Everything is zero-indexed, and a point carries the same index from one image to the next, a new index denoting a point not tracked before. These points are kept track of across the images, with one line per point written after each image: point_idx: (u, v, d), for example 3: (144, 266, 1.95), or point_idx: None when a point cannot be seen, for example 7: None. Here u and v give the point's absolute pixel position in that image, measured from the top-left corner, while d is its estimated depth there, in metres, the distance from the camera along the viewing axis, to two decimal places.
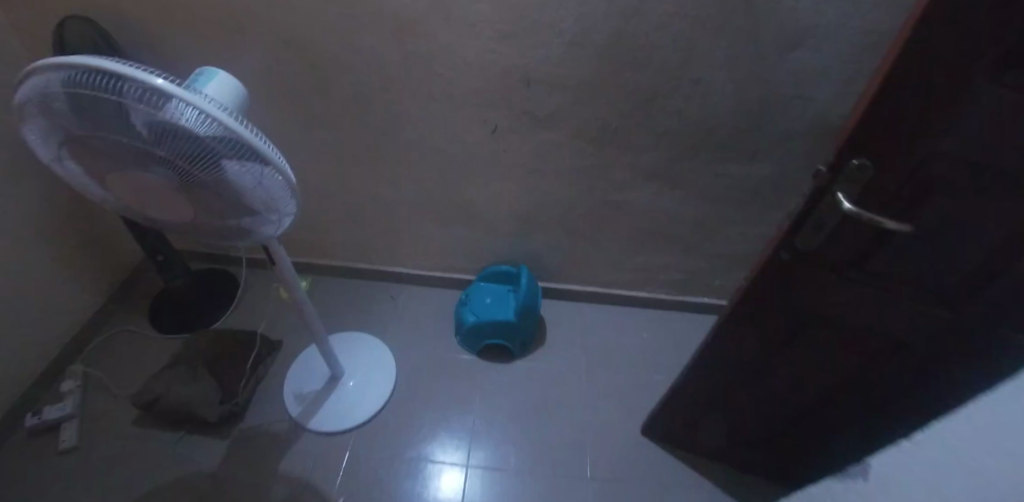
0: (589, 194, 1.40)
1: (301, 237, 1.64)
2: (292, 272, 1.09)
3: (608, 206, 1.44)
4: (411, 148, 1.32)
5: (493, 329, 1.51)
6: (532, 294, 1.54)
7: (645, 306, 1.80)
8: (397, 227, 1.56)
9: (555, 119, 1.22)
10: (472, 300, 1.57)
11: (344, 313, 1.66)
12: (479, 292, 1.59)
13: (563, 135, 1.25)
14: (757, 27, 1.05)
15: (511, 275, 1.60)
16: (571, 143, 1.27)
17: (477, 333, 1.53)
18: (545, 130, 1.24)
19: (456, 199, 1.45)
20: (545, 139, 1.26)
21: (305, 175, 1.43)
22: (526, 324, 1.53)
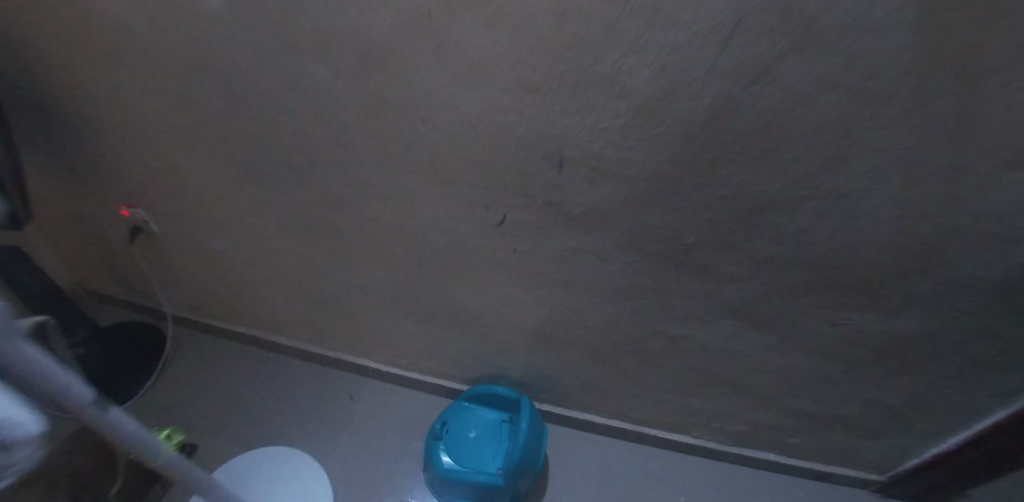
0: (633, 321, 0.95)
1: (246, 306, 1.26)
2: (152, 435, 0.71)
3: (659, 338, 0.98)
4: (383, 224, 0.92)
5: (476, 485, 1.08)
6: (533, 438, 1.11)
7: (686, 454, 1.34)
8: (363, 314, 1.15)
9: (594, 219, 0.77)
10: (451, 433, 1.15)
11: (285, 411, 1.26)
12: (462, 420, 1.16)
13: (604, 241, 0.80)
14: (981, 124, 0.58)
15: (506, 401, 1.18)
16: (616, 254, 0.82)
17: (454, 486, 1.10)
18: (579, 231, 0.80)
19: (443, 296, 1.02)
20: (578, 243, 0.82)
21: (248, 235, 1.06)
22: (521, 481, 1.09)
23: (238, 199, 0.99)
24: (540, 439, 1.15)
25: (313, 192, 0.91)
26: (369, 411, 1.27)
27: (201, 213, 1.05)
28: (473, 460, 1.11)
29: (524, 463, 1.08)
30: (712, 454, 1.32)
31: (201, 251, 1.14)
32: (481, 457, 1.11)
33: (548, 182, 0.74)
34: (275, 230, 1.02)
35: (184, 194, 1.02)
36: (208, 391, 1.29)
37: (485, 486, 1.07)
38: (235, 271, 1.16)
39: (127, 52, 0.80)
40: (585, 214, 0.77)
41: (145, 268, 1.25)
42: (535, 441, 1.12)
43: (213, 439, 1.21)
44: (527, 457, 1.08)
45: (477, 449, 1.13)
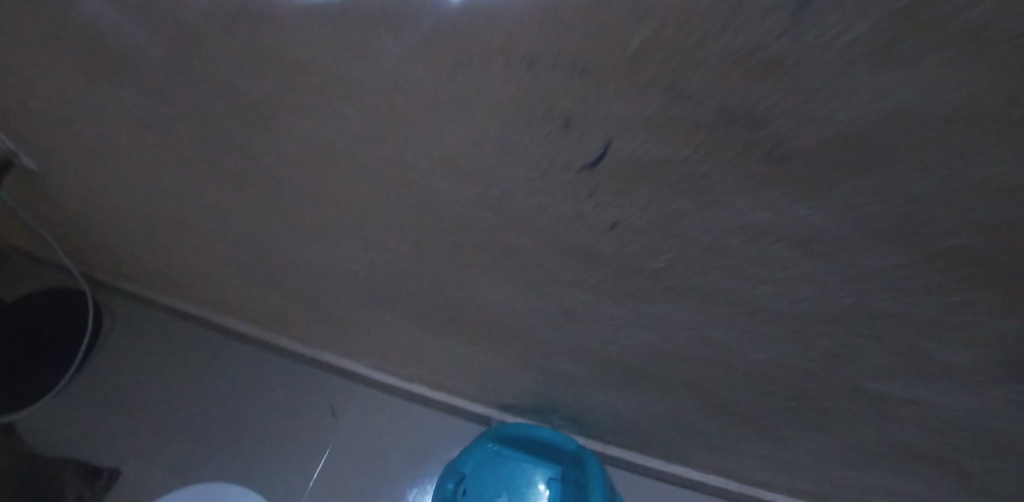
0: (825, 379, 0.49)
1: (190, 278, 0.88)
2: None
3: (864, 408, 0.52)
4: (345, 164, 0.47)
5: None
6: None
7: None
8: (344, 304, 0.74)
9: (852, 169, 0.29)
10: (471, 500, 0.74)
11: (239, 426, 0.89)
12: (488, 477, 0.75)
13: (848, 226, 0.33)
14: None
15: (559, 451, 0.75)
16: (864, 255, 0.35)
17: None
18: (791, 201, 0.32)
19: (462, 298, 0.59)
20: (774, 231, 0.35)
21: (152, 173, 0.65)
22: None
23: (114, 111, 0.57)
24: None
25: (213, 93, 0.47)
26: (356, 439, 0.88)
27: (77, 138, 0.65)
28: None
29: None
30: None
31: (105, 197, 0.75)
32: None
33: (750, 57, 0.25)
34: (185, 164, 0.60)
35: (38, 105, 0.61)
36: (144, 394, 0.93)
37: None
38: (158, 228, 0.77)
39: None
40: (834, 154, 0.29)
41: (47, 221, 0.88)
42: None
43: (143, 466, 0.85)
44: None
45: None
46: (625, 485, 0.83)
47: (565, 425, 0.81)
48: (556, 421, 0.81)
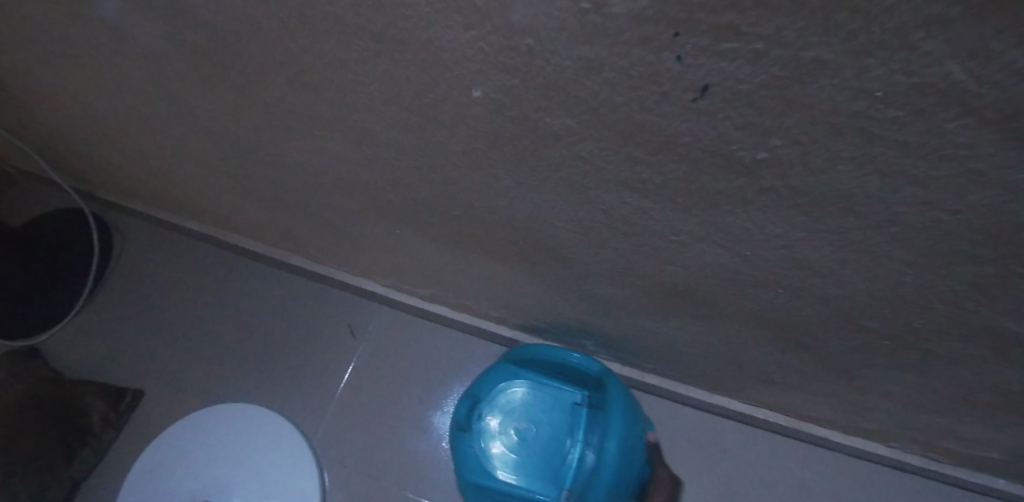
0: (951, 315, 0.37)
1: (184, 191, 0.79)
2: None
3: (989, 352, 0.41)
4: (317, 25, 0.34)
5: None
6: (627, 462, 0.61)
7: None
8: (352, 216, 0.64)
9: None
10: (486, 428, 0.67)
11: (254, 345, 0.85)
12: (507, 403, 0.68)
13: None
14: None
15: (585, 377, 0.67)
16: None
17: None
18: (1012, 42, 0.19)
19: (485, 210, 0.48)
20: (965, 96, 0.22)
21: (109, 61, 0.53)
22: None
23: None
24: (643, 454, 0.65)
25: None
26: (374, 359, 0.83)
27: (15, 20, 0.53)
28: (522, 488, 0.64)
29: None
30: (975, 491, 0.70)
31: (74, 98, 0.64)
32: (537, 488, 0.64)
33: None
34: (138, 44, 0.48)
35: None
36: (156, 312, 0.89)
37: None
38: (141, 134, 0.67)
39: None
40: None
41: (25, 130, 0.78)
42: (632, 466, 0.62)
43: (160, 383, 0.83)
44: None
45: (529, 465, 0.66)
46: (663, 413, 0.76)
47: (599, 352, 0.73)
48: (590, 348, 0.73)
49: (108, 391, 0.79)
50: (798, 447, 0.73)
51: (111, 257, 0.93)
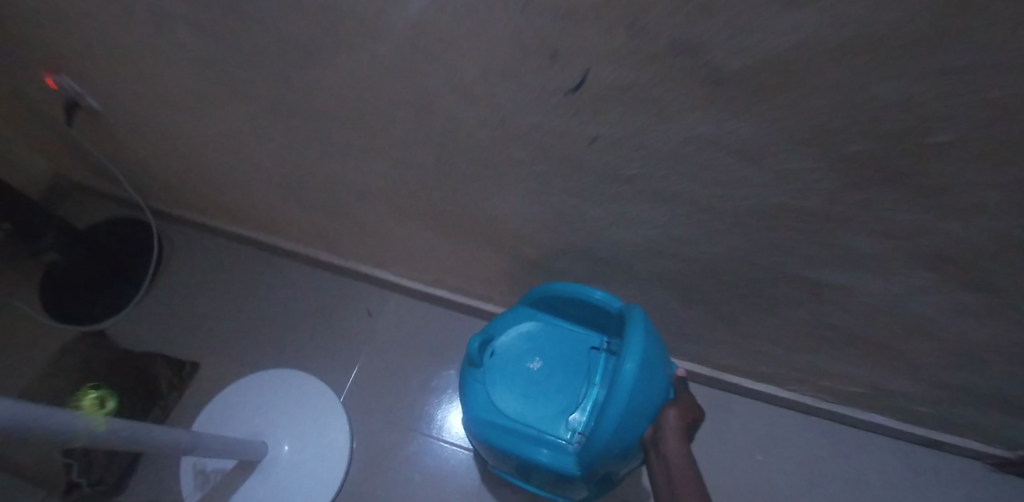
0: (767, 264, 0.61)
1: (233, 201, 0.99)
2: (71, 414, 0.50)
3: (800, 288, 0.64)
4: (378, 91, 0.57)
5: (540, 459, 0.72)
6: (653, 391, 0.64)
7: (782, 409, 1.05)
8: (375, 218, 0.86)
9: (769, 87, 0.39)
10: (501, 363, 0.81)
11: (290, 327, 1.05)
12: (522, 341, 0.82)
13: (769, 129, 0.43)
14: None
15: (597, 315, 0.78)
16: (781, 156, 0.45)
17: (503, 454, 0.76)
18: (719, 112, 0.42)
19: (477, 207, 0.70)
20: (715, 137, 0.45)
21: (205, 105, 0.74)
22: (620, 462, 0.68)
23: (174, 50, 0.65)
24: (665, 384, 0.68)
25: (266, 33, 0.55)
26: (387, 333, 1.04)
27: (135, 76, 0.73)
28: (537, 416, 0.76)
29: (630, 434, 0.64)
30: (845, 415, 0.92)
31: (163, 130, 0.85)
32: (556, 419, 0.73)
33: (687, 5, 0.35)
34: (236, 98, 0.69)
35: (107, 49, 0.70)
36: (204, 302, 1.08)
37: (554, 463, 0.72)
38: (213, 156, 0.87)
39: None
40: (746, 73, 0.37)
41: (107, 153, 0.97)
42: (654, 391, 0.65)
43: (213, 358, 1.02)
44: (635, 429, 0.64)
45: (547, 398, 0.77)
46: None
47: None
48: None
49: (173, 361, 0.98)
50: None
51: (163, 257, 1.11)
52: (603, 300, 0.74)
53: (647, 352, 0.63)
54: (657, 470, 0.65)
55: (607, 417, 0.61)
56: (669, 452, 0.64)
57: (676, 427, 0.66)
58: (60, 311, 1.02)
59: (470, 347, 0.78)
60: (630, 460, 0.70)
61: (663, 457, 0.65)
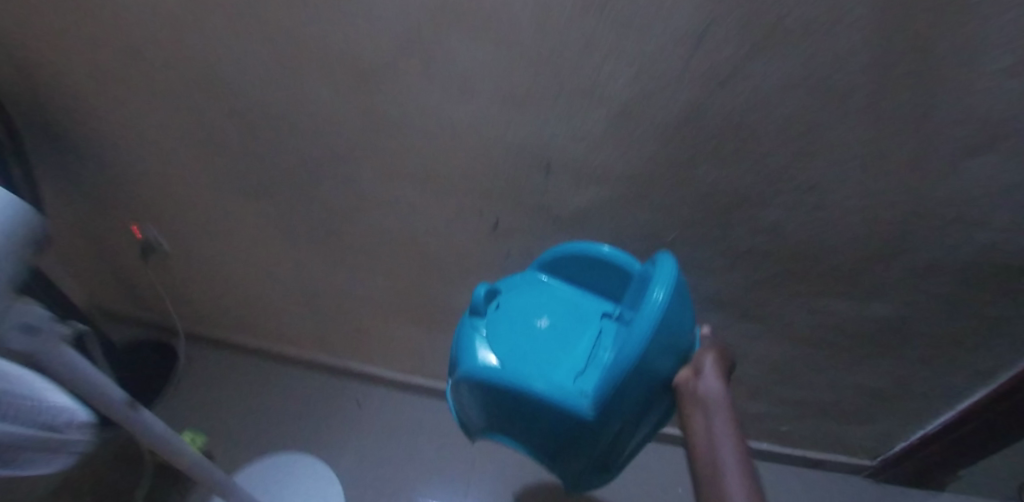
0: None
1: (253, 321, 1.29)
2: (178, 435, 0.77)
3: None
4: (384, 233, 0.95)
5: (539, 393, 0.61)
6: (681, 333, 0.57)
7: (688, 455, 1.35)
8: (369, 321, 1.19)
9: (589, 218, 0.80)
10: (506, 316, 0.71)
11: (293, 421, 1.29)
12: (528, 303, 0.74)
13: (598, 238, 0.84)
14: (922, 122, 0.63)
15: (613, 275, 0.74)
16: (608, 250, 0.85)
17: (497, 398, 0.65)
18: (570, 231, 0.83)
19: (445, 301, 1.06)
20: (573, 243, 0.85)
21: (255, 249, 1.09)
22: (633, 410, 0.58)
23: (246, 216, 1.02)
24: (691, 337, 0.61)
25: (319, 205, 0.94)
26: (375, 417, 1.30)
27: (206, 233, 1.08)
28: (537, 366, 0.65)
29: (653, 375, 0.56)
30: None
31: (213, 270, 1.17)
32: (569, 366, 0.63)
33: (543, 184, 0.77)
34: (282, 244, 1.05)
35: (194, 217, 1.06)
36: (218, 409, 1.30)
37: (558, 400, 0.61)
38: (248, 284, 1.18)
39: (140, 69, 0.79)
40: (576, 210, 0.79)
41: (157, 287, 1.26)
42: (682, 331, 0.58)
43: (229, 454, 1.22)
44: (659, 369, 0.56)
45: (553, 354, 0.67)
46: None
47: None
48: None
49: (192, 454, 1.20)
50: None
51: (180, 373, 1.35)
52: (613, 255, 0.72)
53: (679, 289, 0.57)
54: (697, 428, 0.55)
55: (634, 338, 0.53)
56: (707, 386, 0.57)
57: (723, 397, 0.56)
58: None
59: (477, 293, 0.70)
60: (645, 418, 0.62)
61: (704, 405, 0.56)
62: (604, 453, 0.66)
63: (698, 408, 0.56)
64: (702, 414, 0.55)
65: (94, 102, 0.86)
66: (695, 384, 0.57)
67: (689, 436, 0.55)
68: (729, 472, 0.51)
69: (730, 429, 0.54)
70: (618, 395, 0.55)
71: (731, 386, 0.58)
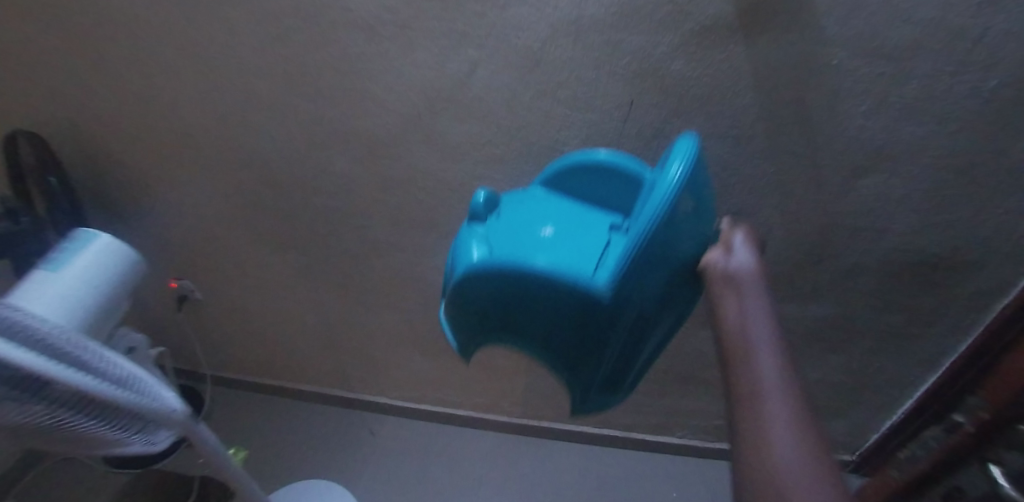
0: None
1: (274, 362, 1.43)
2: (223, 447, 0.90)
3: None
4: (393, 273, 1.11)
5: (538, 267, 0.53)
6: (703, 211, 0.50)
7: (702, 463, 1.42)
8: (381, 355, 1.33)
9: None
10: (506, 222, 0.64)
11: (314, 455, 1.39)
12: (527, 213, 0.65)
13: None
14: (810, 154, 0.82)
15: (615, 185, 0.67)
16: None
17: (491, 288, 0.58)
18: None
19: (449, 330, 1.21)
20: None
21: (278, 295, 1.24)
22: (651, 297, 0.51)
23: (272, 266, 1.18)
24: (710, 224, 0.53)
25: (337, 252, 1.10)
26: (389, 446, 1.41)
27: (237, 283, 1.24)
28: (537, 244, 0.57)
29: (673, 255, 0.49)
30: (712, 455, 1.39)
31: (240, 316, 1.32)
32: (574, 252, 0.55)
33: None
34: (303, 289, 1.21)
35: (227, 270, 1.22)
36: (244, 446, 1.41)
37: (563, 280, 0.52)
38: (272, 328, 1.33)
39: (200, 148, 1.00)
40: None
41: (189, 335, 1.40)
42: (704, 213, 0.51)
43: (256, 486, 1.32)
44: (680, 247, 0.49)
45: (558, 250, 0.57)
46: (556, 450, 1.41)
47: (514, 409, 1.40)
48: (507, 407, 1.39)
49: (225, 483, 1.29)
50: (625, 440, 1.39)
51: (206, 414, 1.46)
52: (610, 161, 0.66)
53: (701, 169, 0.48)
54: (729, 314, 0.47)
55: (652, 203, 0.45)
56: (737, 262, 0.50)
57: (753, 277, 0.49)
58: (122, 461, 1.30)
59: (476, 200, 0.67)
60: (659, 314, 0.54)
61: (736, 289, 0.48)
62: (615, 366, 0.58)
63: (727, 288, 0.49)
64: (732, 296, 0.48)
65: (156, 176, 1.06)
66: (723, 261, 0.51)
67: (714, 322, 0.47)
68: (762, 350, 0.43)
69: (765, 308, 0.47)
70: (639, 271, 0.47)
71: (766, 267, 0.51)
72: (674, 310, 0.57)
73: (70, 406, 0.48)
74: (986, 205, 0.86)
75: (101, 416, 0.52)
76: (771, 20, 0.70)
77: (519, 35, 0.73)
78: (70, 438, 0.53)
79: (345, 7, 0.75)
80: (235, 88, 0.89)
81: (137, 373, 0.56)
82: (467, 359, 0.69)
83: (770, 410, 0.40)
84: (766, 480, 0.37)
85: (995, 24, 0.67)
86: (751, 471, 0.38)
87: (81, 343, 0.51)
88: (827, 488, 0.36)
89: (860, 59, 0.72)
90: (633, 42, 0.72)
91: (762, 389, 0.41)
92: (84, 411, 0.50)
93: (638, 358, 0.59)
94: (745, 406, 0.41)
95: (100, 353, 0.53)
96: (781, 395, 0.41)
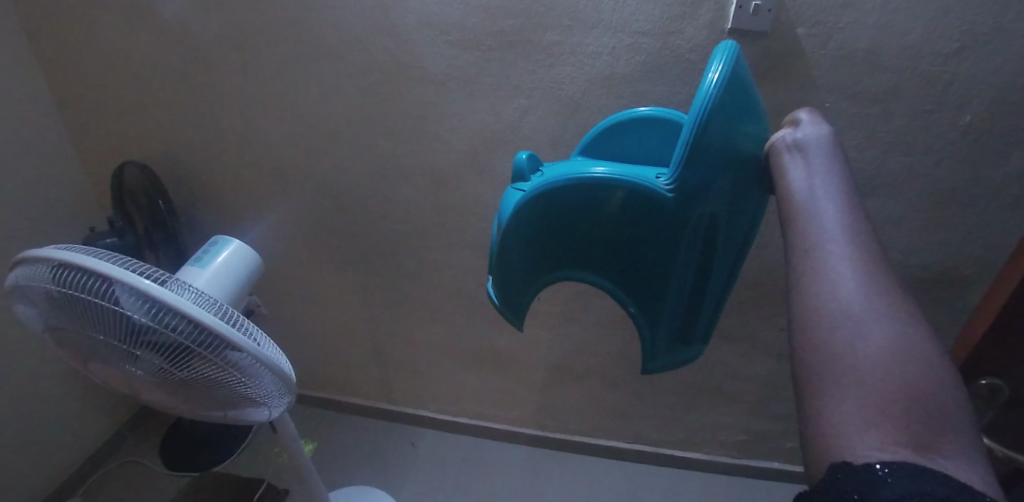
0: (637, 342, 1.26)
1: (328, 375, 1.56)
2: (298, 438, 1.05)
3: None
4: (442, 289, 1.25)
5: (598, 177, 0.62)
6: (748, 116, 0.59)
7: (732, 477, 1.45)
8: (424, 367, 1.45)
9: None
10: (552, 170, 0.72)
11: (358, 462, 1.48)
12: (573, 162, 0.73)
13: None
14: None
15: (661, 132, 0.72)
16: None
17: (553, 213, 0.67)
18: None
19: (489, 341, 1.34)
20: None
21: (336, 311, 1.38)
22: (717, 197, 0.59)
23: (333, 284, 1.33)
24: (761, 127, 0.61)
25: (393, 270, 1.24)
26: (428, 456, 1.51)
27: (301, 300, 1.39)
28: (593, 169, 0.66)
29: (725, 152, 0.57)
30: (736, 470, 1.44)
31: (300, 331, 1.47)
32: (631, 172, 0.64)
33: None
34: (359, 305, 1.35)
35: (293, 288, 1.37)
36: None
37: (629, 189, 0.61)
38: (328, 342, 1.47)
39: (284, 181, 1.17)
40: None
41: None
42: (749, 113, 0.59)
43: None
44: (735, 141, 0.57)
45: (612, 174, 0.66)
46: (587, 461, 1.49)
47: (547, 422, 1.49)
48: (540, 419, 1.49)
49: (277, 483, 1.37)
50: (652, 452, 1.46)
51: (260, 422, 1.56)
52: (651, 112, 0.72)
53: (739, 73, 0.57)
54: (794, 177, 0.54)
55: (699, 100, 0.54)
56: (805, 134, 0.58)
57: (822, 140, 0.56)
58: (182, 461, 1.39)
59: (519, 158, 0.73)
60: (726, 219, 0.62)
61: (798, 153, 0.56)
62: (681, 281, 0.66)
63: (794, 158, 0.56)
64: (799, 160, 0.56)
65: (244, 204, 1.24)
66: (790, 135, 0.58)
67: (780, 184, 0.55)
68: (827, 200, 0.50)
69: (832, 167, 0.53)
70: (694, 163, 0.56)
71: (838, 139, 0.57)
72: (746, 215, 0.64)
73: (224, 360, 0.62)
74: (976, 228, 0.95)
75: (215, 373, 0.63)
76: (770, 73, 0.85)
77: (561, 88, 0.90)
78: (240, 396, 0.68)
79: (421, 65, 0.93)
80: (320, 131, 1.07)
81: (268, 343, 0.66)
82: (518, 323, 0.77)
83: (832, 246, 0.47)
84: (822, 307, 0.44)
85: (961, 71, 0.81)
86: (803, 307, 0.46)
87: (240, 314, 0.66)
88: (874, 326, 0.42)
89: (847, 99, 0.86)
90: (656, 92, 0.87)
91: (824, 232, 0.48)
92: (236, 367, 0.63)
93: (707, 277, 0.66)
94: (807, 244, 0.49)
95: (240, 322, 0.64)
96: (842, 236, 0.47)
